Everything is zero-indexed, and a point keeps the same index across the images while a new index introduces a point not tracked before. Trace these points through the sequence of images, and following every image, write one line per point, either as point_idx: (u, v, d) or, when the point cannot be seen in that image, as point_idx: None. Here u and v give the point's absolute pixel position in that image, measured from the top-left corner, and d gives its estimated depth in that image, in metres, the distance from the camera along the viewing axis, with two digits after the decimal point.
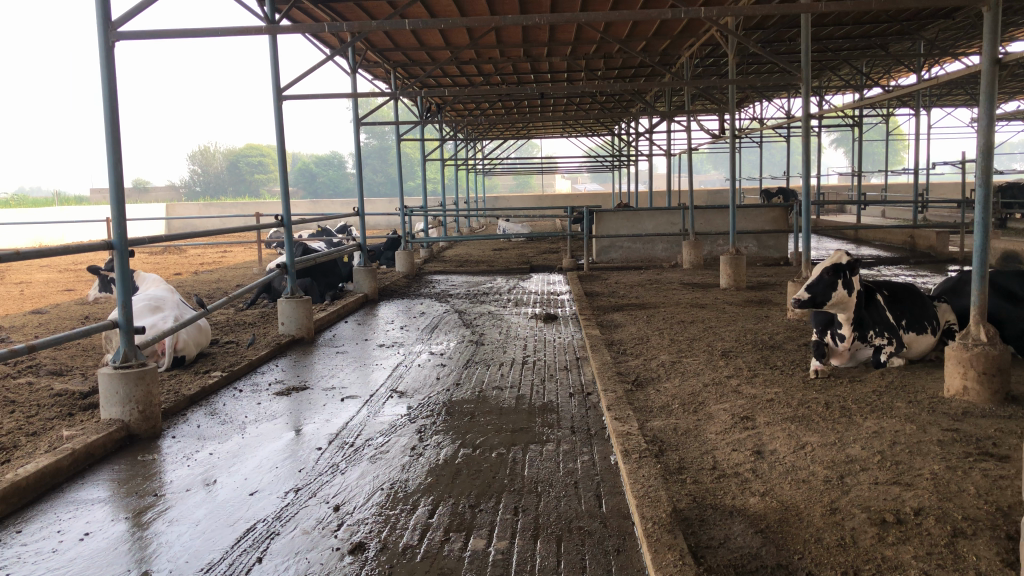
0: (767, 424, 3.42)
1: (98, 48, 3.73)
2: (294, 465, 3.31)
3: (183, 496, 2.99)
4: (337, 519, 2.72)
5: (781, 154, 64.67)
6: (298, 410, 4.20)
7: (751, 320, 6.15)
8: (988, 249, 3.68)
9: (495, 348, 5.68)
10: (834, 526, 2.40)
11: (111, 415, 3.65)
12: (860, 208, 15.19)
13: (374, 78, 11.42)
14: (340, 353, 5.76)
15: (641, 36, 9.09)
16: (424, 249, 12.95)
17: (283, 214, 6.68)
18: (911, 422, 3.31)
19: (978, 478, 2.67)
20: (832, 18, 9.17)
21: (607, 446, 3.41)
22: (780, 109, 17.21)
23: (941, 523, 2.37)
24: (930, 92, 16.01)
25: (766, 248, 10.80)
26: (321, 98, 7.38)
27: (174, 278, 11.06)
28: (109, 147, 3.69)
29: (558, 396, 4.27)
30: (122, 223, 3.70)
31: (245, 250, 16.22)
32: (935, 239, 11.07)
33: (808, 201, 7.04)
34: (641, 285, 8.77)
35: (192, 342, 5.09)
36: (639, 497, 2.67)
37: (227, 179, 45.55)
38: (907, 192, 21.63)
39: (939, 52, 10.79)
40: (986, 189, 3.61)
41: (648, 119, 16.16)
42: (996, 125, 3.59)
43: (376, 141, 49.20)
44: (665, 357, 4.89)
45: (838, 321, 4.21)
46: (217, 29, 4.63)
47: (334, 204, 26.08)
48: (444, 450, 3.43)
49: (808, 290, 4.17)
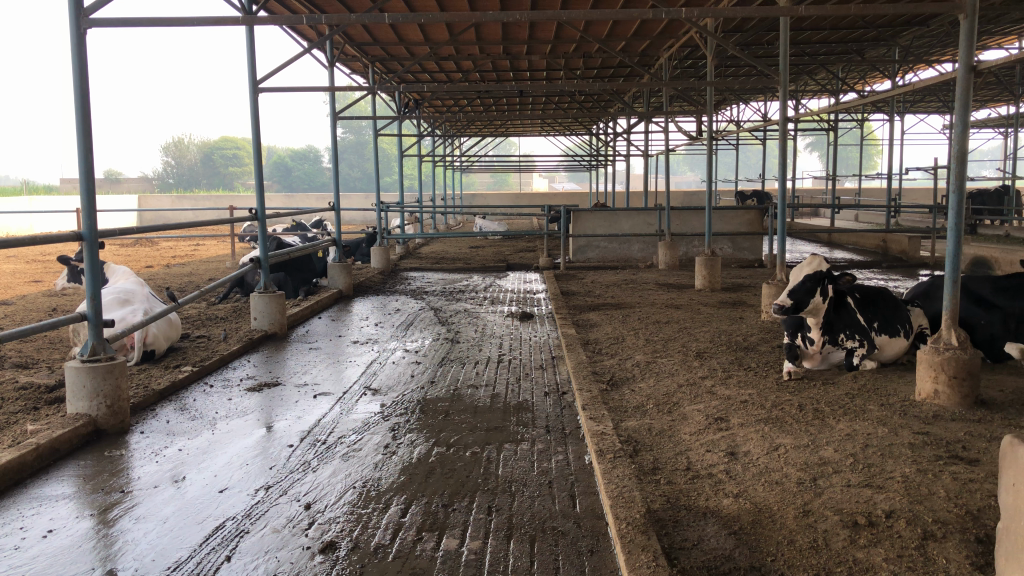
0: (741, 426, 3.43)
1: (70, 35, 3.65)
2: (266, 462, 3.27)
3: (151, 493, 2.94)
4: (308, 517, 2.68)
5: (756, 157, 65.21)
6: (270, 406, 4.14)
7: (726, 322, 6.19)
8: (961, 255, 3.72)
9: (470, 346, 5.65)
10: (807, 528, 2.41)
11: (78, 410, 3.58)
12: (833, 212, 15.34)
13: (351, 73, 11.33)
14: (313, 349, 5.70)
15: (620, 36, 9.10)
16: (400, 245, 12.90)
17: (257, 208, 6.60)
18: (883, 425, 3.33)
19: (949, 481, 2.69)
20: (810, 23, 9.24)
21: (582, 446, 3.39)
22: (757, 112, 17.32)
23: (913, 525, 2.38)
24: (903, 99, 16.21)
25: (741, 249, 10.87)
26: (298, 91, 7.30)
27: (145, 271, 10.92)
28: (79, 136, 3.61)
29: (533, 394, 4.25)
30: (91, 213, 3.62)
31: (219, 243, 16.06)
32: (906, 244, 11.21)
33: (784, 204, 7.08)
34: (617, 285, 8.79)
35: (162, 336, 5.00)
36: (614, 497, 2.66)
37: (201, 171, 45.08)
38: (880, 196, 21.88)
39: (913, 58, 10.91)
40: (960, 195, 3.64)
41: (626, 120, 16.20)
42: (971, 132, 3.62)
43: (354, 136, 48.95)
44: (640, 357, 4.90)
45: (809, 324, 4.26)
46: (193, 18, 4.56)
47: (309, 199, 25.89)
48: (417, 448, 3.40)
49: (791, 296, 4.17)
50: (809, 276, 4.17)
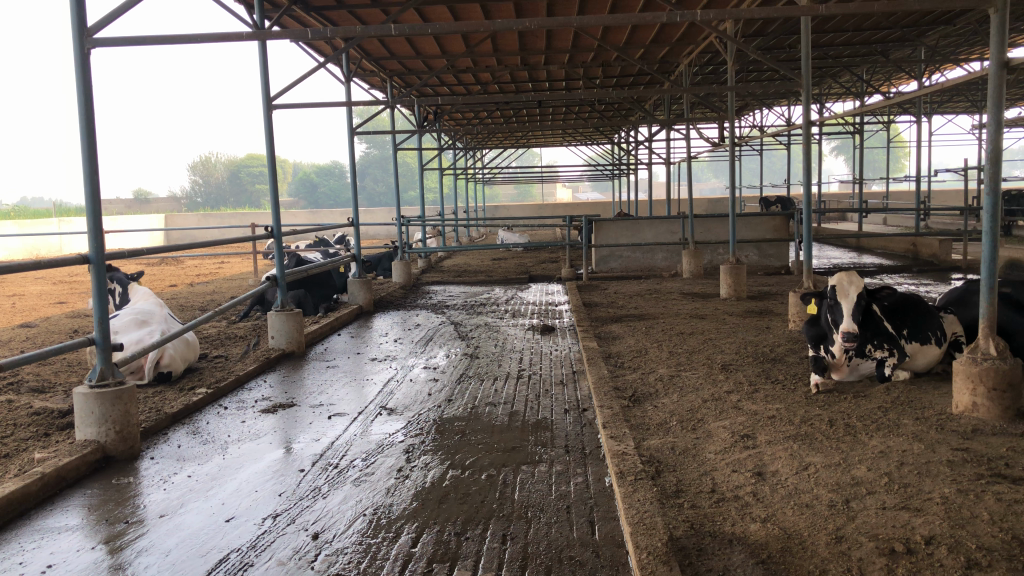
0: (769, 443, 3.28)
1: (73, 56, 3.61)
2: (275, 488, 3.17)
3: (156, 523, 2.85)
4: (315, 548, 2.58)
5: (782, 163, 64.67)
6: (284, 428, 4.06)
7: (752, 332, 6.03)
8: (997, 260, 3.55)
9: (489, 362, 5.54)
10: (840, 555, 2.26)
11: (87, 435, 3.52)
12: (862, 216, 15.05)
13: (369, 87, 11.34)
14: (331, 368, 5.62)
15: (639, 43, 8.97)
16: (422, 260, 12.83)
17: (273, 226, 6.54)
18: (919, 441, 3.17)
19: (992, 503, 2.53)
20: (833, 24, 9.09)
21: (602, 467, 3.27)
22: (781, 116, 17.10)
23: (954, 553, 2.23)
24: (930, 100, 15.92)
25: (767, 256, 10.69)
26: (315, 107, 7.27)
27: (169, 290, 10.96)
28: (85, 160, 3.56)
29: (553, 412, 4.12)
30: (99, 236, 3.56)
31: (242, 260, 16.14)
32: (939, 247, 10.94)
33: (810, 210, 6.89)
34: (641, 295, 8.63)
35: (179, 357, 4.94)
36: (634, 524, 2.52)
37: (227, 190, 45.53)
38: (910, 199, 21.51)
39: (941, 57, 10.68)
40: (994, 198, 3.49)
41: (647, 128, 16.06)
42: (1005, 131, 3.45)
43: (377, 151, 49.23)
44: (664, 371, 4.76)
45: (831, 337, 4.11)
46: (202, 34, 4.52)
47: (334, 214, 25.98)
48: (431, 472, 3.29)
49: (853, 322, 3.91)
50: (859, 298, 3.95)
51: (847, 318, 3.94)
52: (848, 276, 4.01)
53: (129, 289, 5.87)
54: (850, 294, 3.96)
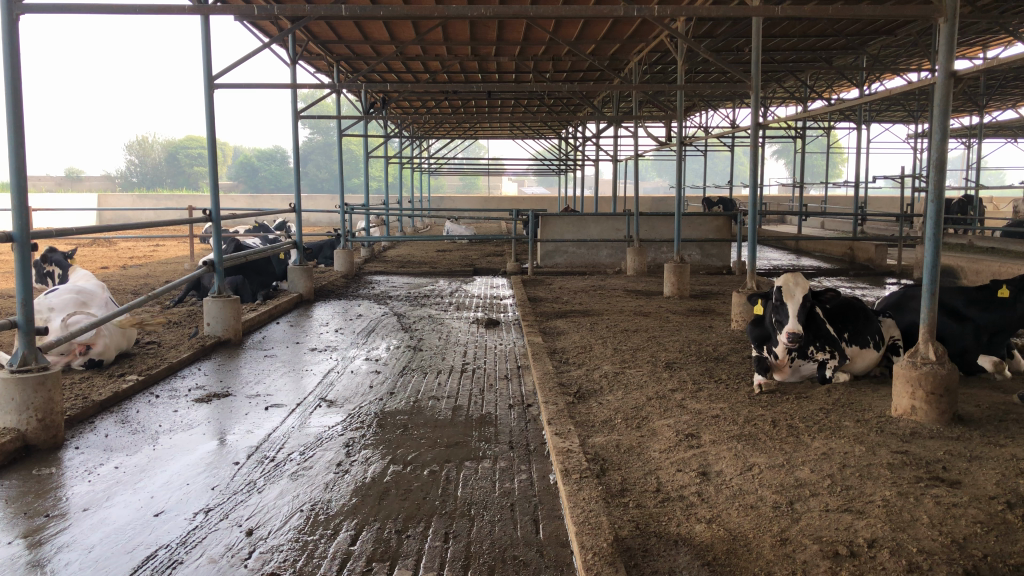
0: (713, 443, 3.28)
1: (1, 22, 3.41)
2: (208, 482, 3.04)
3: (79, 517, 2.71)
4: (248, 545, 2.48)
5: (724, 163, 65.75)
6: (218, 419, 3.92)
7: (695, 330, 6.06)
8: (938, 267, 3.61)
9: (433, 355, 5.45)
10: (785, 558, 2.26)
11: (6, 423, 3.33)
12: (802, 219, 15.35)
13: (316, 71, 11.10)
14: (268, 357, 5.47)
15: (590, 39, 8.97)
16: (365, 249, 12.64)
17: (212, 209, 6.33)
18: (860, 443, 3.20)
19: (931, 506, 2.56)
20: (781, 29, 9.24)
21: (547, 464, 3.22)
22: (726, 118, 17.33)
23: (896, 556, 2.24)
24: (869, 107, 16.31)
25: (710, 256, 10.82)
26: (259, 88, 7.07)
27: (100, 272, 10.58)
28: (10, 133, 3.37)
29: (497, 407, 4.07)
30: (23, 214, 3.37)
31: (178, 244, 15.67)
32: (874, 252, 11.21)
33: (754, 211, 6.96)
34: (585, 291, 8.64)
35: (112, 346, 4.75)
36: (579, 523, 2.48)
37: (164, 171, 44.30)
38: (846, 204, 22.07)
39: (882, 66, 10.94)
40: (938, 205, 3.55)
41: (595, 124, 16.12)
42: (950, 140, 3.50)
43: (322, 137, 48.46)
44: (608, 368, 4.74)
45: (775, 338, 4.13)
46: (139, 5, 4.33)
47: (276, 199, 25.46)
48: (372, 467, 3.20)
49: (798, 322, 3.93)
50: (804, 299, 3.97)
51: (791, 319, 3.96)
52: (795, 277, 4.04)
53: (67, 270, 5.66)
54: (795, 294, 3.99)
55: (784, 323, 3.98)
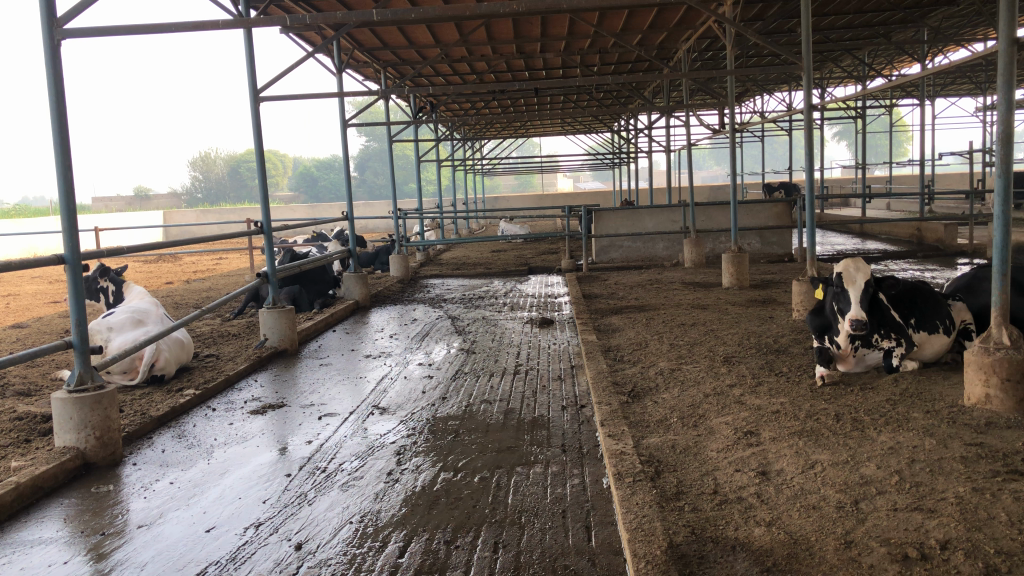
0: (773, 440, 3.15)
1: (45, 50, 3.48)
2: (260, 495, 3.04)
3: (135, 534, 2.73)
4: (297, 559, 2.46)
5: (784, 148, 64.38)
6: (273, 430, 3.93)
7: (755, 322, 5.89)
8: (1009, 245, 3.40)
9: (487, 357, 5.40)
10: (849, 562, 2.14)
11: (66, 442, 3.39)
12: (866, 200, 14.87)
13: (364, 79, 11.18)
14: (324, 365, 5.50)
15: (636, 30, 8.82)
16: (420, 253, 12.68)
17: (263, 220, 6.39)
18: (930, 436, 3.04)
19: (1009, 502, 2.40)
20: (833, 6, 8.94)
21: (600, 468, 3.13)
22: (782, 102, 16.90)
23: (972, 559, 2.09)
24: (933, 82, 15.68)
25: (770, 244, 10.54)
26: (306, 98, 7.13)
27: (164, 287, 10.84)
28: (58, 156, 3.43)
29: (550, 409, 4.00)
30: (73, 234, 3.43)
31: (240, 257, 15.97)
32: (943, 232, 10.77)
33: (813, 196, 6.71)
34: (641, 286, 8.49)
35: (173, 360, 4.84)
36: (632, 530, 2.39)
37: (228, 185, 45.39)
38: (915, 184, 21.30)
39: (944, 38, 10.51)
40: (1006, 180, 3.34)
41: (646, 115, 15.88)
42: (1016, 111, 3.30)
43: (378, 143, 49.07)
44: (664, 364, 4.62)
45: (836, 328, 3.97)
46: (177, 23, 4.38)
47: (334, 208, 25.80)
48: (422, 475, 3.16)
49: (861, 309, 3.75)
50: (866, 286, 3.81)
51: (854, 306, 3.79)
52: (855, 262, 3.87)
53: (122, 287, 5.81)
54: (857, 280, 3.82)
55: (846, 311, 3.81)
